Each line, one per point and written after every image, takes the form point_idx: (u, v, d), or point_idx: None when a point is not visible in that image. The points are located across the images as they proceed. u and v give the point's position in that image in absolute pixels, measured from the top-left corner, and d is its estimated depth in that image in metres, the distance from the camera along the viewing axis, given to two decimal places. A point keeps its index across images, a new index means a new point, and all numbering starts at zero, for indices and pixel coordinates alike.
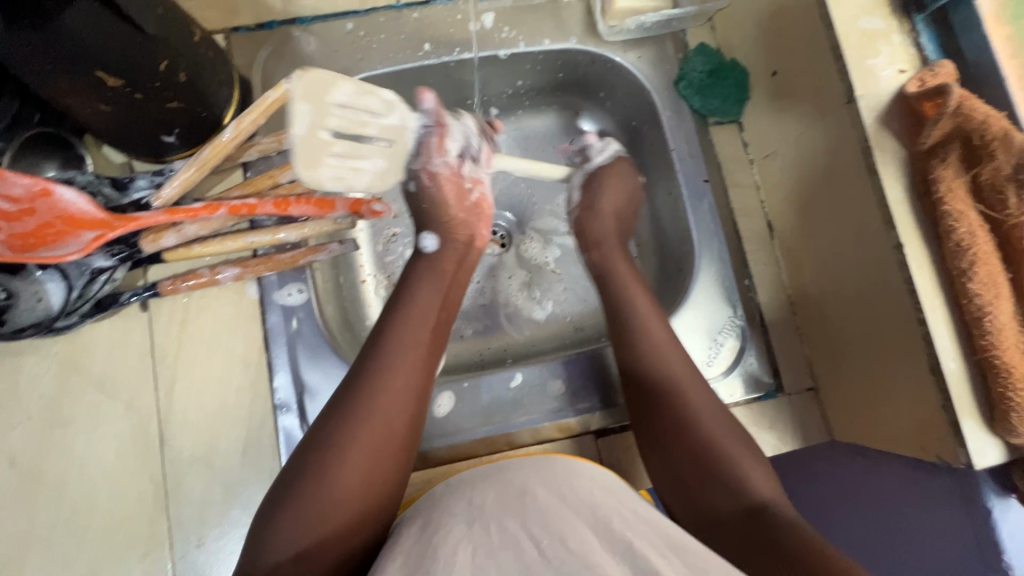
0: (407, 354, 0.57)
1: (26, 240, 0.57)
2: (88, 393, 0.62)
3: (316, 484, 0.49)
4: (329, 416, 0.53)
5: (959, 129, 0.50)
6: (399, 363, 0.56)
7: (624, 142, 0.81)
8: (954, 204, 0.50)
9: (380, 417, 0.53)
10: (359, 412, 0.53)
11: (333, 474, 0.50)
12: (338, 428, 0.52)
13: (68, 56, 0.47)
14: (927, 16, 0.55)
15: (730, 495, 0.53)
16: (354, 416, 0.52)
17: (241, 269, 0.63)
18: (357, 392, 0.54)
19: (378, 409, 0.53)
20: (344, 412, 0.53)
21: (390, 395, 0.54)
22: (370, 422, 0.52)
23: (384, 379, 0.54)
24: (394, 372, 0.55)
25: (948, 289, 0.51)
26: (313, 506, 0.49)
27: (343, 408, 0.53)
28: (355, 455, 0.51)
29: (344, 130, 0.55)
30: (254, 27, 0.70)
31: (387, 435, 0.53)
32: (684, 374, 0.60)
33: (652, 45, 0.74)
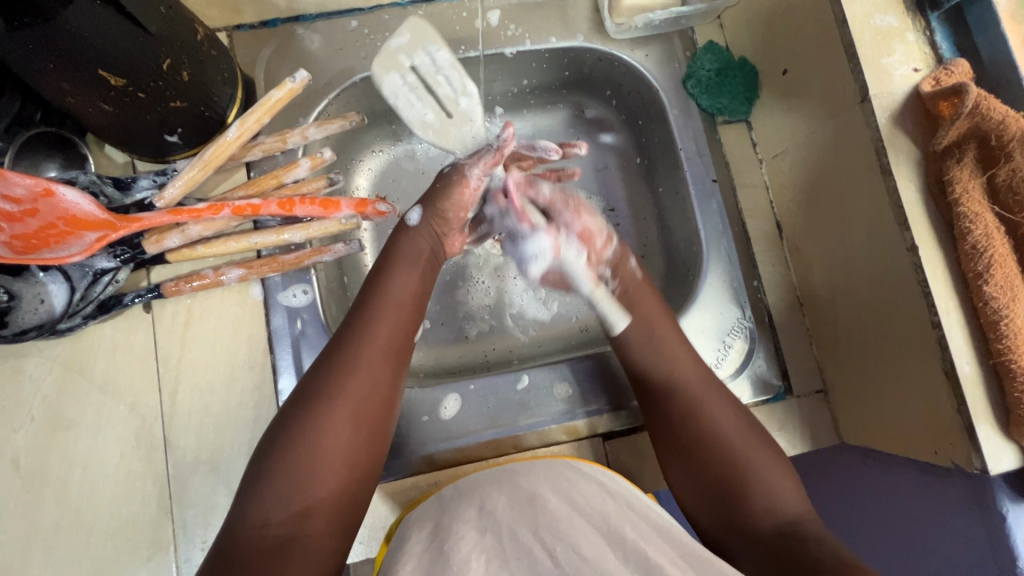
0: (390, 310, 0.57)
1: (27, 242, 0.56)
2: (91, 395, 0.61)
3: (302, 442, 0.49)
4: (313, 374, 0.53)
5: (975, 129, 0.49)
6: (380, 319, 0.56)
7: (631, 141, 0.80)
8: (969, 206, 0.49)
9: (358, 369, 0.52)
10: (346, 369, 0.52)
11: (320, 429, 0.49)
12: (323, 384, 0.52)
13: (70, 55, 0.46)
14: (942, 15, 0.54)
15: (751, 505, 0.52)
16: (338, 372, 0.52)
17: (246, 270, 0.63)
18: (341, 349, 0.53)
19: (363, 365, 0.53)
20: (329, 369, 0.52)
21: (373, 352, 0.54)
22: (353, 376, 0.52)
23: (368, 335, 0.54)
24: (377, 327, 0.55)
25: (964, 292, 0.50)
26: (301, 467, 0.48)
27: (327, 365, 0.53)
28: (339, 410, 0.50)
29: (418, 77, 0.62)
30: (257, 24, 0.69)
31: (372, 391, 0.53)
32: (678, 369, 0.59)
33: (660, 43, 0.73)
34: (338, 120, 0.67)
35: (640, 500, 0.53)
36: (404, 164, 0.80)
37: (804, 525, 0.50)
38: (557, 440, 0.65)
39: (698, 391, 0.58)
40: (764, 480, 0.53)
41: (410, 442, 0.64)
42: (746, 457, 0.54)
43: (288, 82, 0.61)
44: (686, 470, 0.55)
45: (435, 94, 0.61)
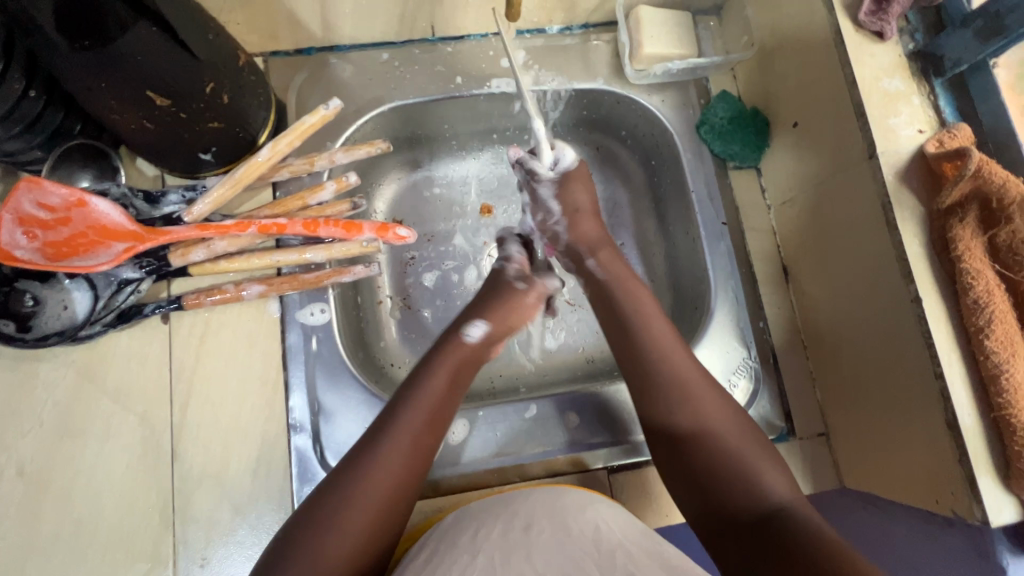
0: (408, 434, 0.54)
1: (58, 249, 0.58)
2: (102, 403, 0.62)
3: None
4: (316, 504, 0.50)
5: (977, 191, 0.51)
6: (392, 456, 0.53)
7: (643, 181, 0.83)
8: (971, 262, 0.51)
9: (390, 457, 0.53)
10: (375, 459, 0.52)
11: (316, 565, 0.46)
12: (332, 522, 0.48)
13: (121, 75, 0.48)
14: (945, 81, 0.58)
15: (740, 504, 0.51)
16: (344, 507, 0.49)
17: (266, 287, 0.64)
18: (351, 480, 0.51)
19: (393, 454, 0.53)
20: (334, 498, 0.50)
21: (383, 484, 0.51)
22: (353, 512, 0.49)
23: (396, 439, 0.54)
24: (392, 460, 0.52)
25: (965, 346, 0.52)
26: (311, 567, 0.46)
27: (332, 494, 0.50)
28: (338, 549, 0.47)
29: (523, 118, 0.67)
30: (292, 52, 0.72)
31: (376, 517, 0.50)
32: (640, 300, 0.65)
33: (676, 89, 0.76)
34: (365, 146, 0.68)
35: (637, 531, 0.53)
36: (422, 191, 0.82)
37: (799, 519, 0.48)
38: (562, 470, 0.66)
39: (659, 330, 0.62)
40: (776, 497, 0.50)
41: None
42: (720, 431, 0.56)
43: (322, 109, 0.62)
44: (676, 481, 0.56)
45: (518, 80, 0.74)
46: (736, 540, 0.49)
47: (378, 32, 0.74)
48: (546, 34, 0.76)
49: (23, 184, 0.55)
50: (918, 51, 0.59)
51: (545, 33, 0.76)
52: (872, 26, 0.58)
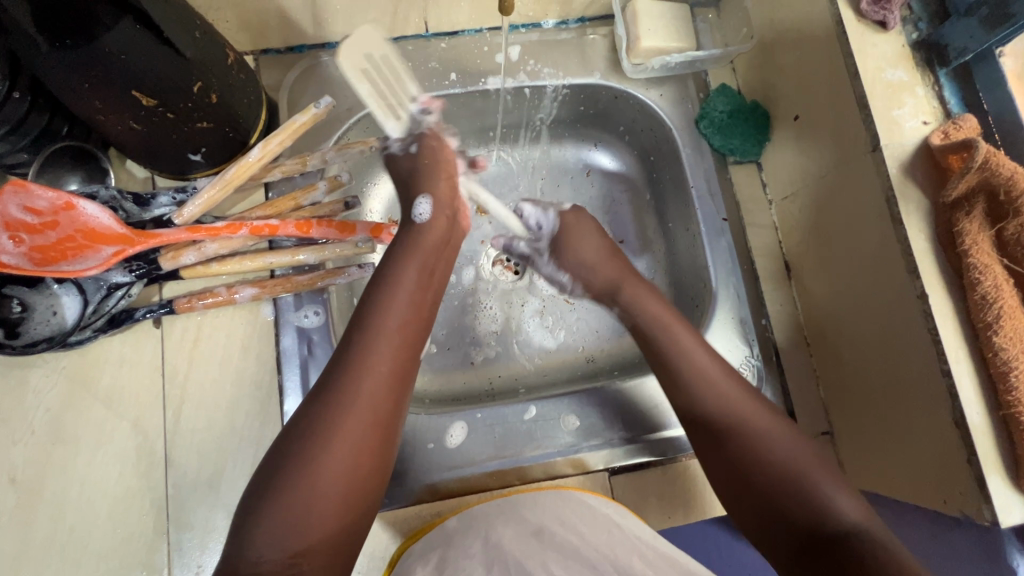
0: (385, 360, 0.52)
1: (46, 253, 0.57)
2: (94, 409, 0.61)
3: (296, 508, 0.45)
4: (296, 429, 0.49)
5: (984, 183, 0.50)
6: (369, 377, 0.50)
7: (642, 178, 0.82)
8: (979, 257, 0.50)
9: (361, 390, 0.50)
10: (344, 391, 0.49)
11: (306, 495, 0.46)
12: (316, 455, 0.47)
13: (106, 75, 0.47)
14: (950, 71, 0.56)
15: (783, 496, 0.50)
16: (327, 437, 0.48)
17: (258, 290, 0.63)
18: (327, 408, 0.49)
19: (364, 387, 0.50)
20: (316, 430, 0.48)
21: (364, 409, 0.49)
22: (339, 443, 0.48)
23: (366, 370, 0.51)
24: (372, 380, 0.51)
25: (973, 343, 0.51)
26: (297, 507, 0.46)
27: (313, 423, 0.48)
28: (327, 481, 0.47)
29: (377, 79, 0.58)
30: (283, 50, 0.71)
31: (364, 445, 0.49)
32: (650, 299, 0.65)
33: (674, 84, 0.75)
34: (359, 144, 0.67)
35: (640, 526, 0.55)
36: None
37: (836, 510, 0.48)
38: (562, 473, 0.65)
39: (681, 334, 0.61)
40: (828, 493, 0.49)
41: (413, 470, 0.63)
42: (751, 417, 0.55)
43: (312, 107, 0.61)
44: (716, 466, 0.55)
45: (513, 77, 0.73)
46: (792, 538, 0.49)
47: (370, 28, 0.73)
48: (541, 29, 0.75)
49: (7, 188, 0.53)
50: (921, 41, 0.57)
51: (541, 27, 0.75)
52: (875, 16, 0.57)
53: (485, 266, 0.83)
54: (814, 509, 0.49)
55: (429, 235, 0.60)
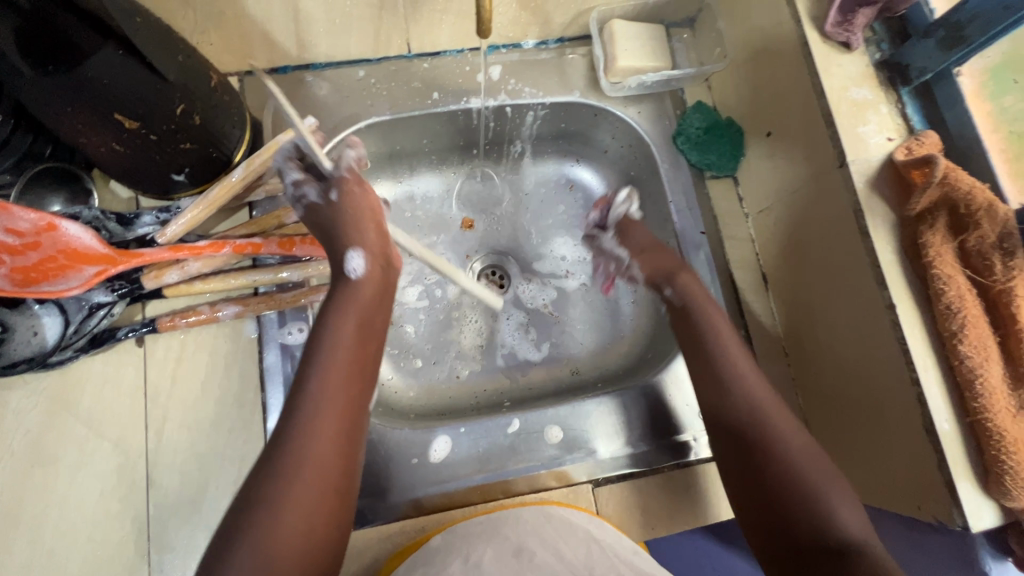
0: (334, 412, 0.49)
1: (26, 275, 0.57)
2: (75, 429, 0.60)
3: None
4: (243, 505, 0.45)
5: (945, 197, 0.52)
6: (320, 435, 0.48)
7: (623, 193, 0.84)
8: (942, 267, 0.52)
9: (311, 447, 0.47)
10: (294, 448, 0.47)
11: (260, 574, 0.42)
12: (265, 527, 0.43)
13: (89, 100, 0.48)
14: (912, 89, 0.59)
15: (790, 507, 0.50)
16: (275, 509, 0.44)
17: (242, 307, 0.63)
18: (275, 477, 0.45)
19: (313, 445, 0.47)
20: (264, 500, 0.45)
21: (315, 471, 0.46)
22: (291, 510, 0.45)
23: (314, 426, 0.48)
24: (321, 439, 0.48)
25: (940, 351, 0.52)
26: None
27: (261, 493, 0.45)
28: (279, 554, 0.43)
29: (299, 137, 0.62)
30: (268, 70, 0.72)
31: (320, 505, 0.46)
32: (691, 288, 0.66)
33: (652, 101, 0.77)
34: None
35: (622, 544, 0.55)
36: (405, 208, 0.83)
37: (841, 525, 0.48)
38: (546, 487, 0.65)
39: (717, 321, 0.63)
40: (832, 508, 0.49)
41: (397, 486, 0.63)
42: (772, 420, 0.55)
43: (295, 127, 0.62)
44: (738, 478, 0.54)
45: (496, 95, 0.75)
46: (798, 554, 0.48)
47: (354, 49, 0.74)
48: (521, 49, 0.77)
49: None
50: (884, 60, 0.59)
51: (521, 48, 0.77)
52: (839, 37, 0.59)
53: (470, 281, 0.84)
54: (817, 522, 0.49)
55: (363, 291, 0.56)
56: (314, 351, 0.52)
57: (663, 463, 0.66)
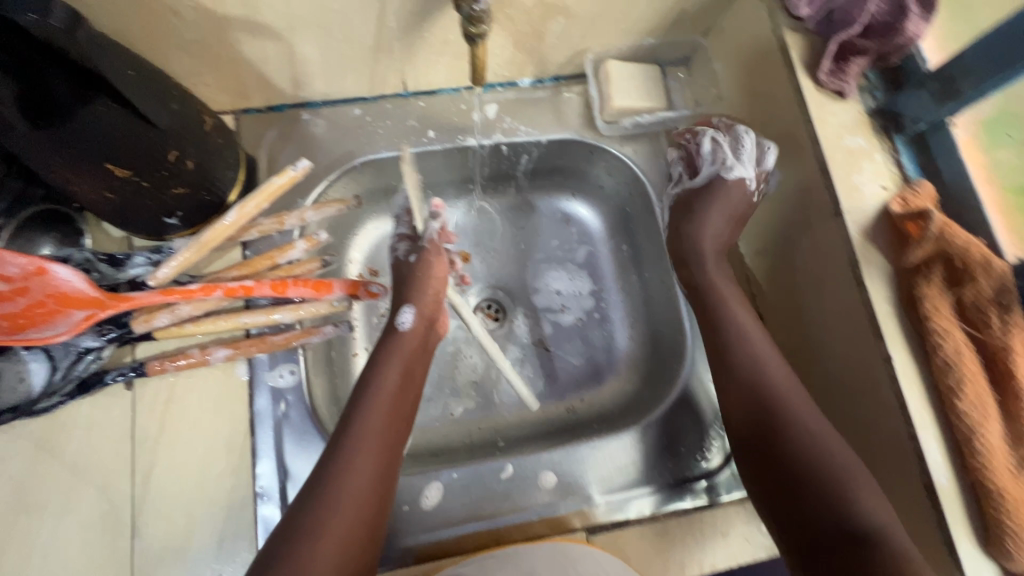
0: (382, 429, 0.56)
1: (14, 321, 0.56)
2: (60, 476, 0.59)
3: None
4: (287, 532, 0.49)
5: (941, 250, 0.52)
6: (360, 464, 0.53)
7: (618, 228, 0.84)
8: (940, 321, 0.51)
9: (363, 454, 0.54)
10: (348, 455, 0.53)
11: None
12: (317, 521, 0.49)
13: (81, 151, 0.48)
14: (906, 137, 0.59)
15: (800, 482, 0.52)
16: (318, 530, 0.49)
17: (233, 350, 0.62)
18: (319, 504, 0.50)
19: (366, 452, 0.54)
20: (308, 526, 0.49)
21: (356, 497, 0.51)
22: (335, 521, 0.50)
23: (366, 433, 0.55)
24: (360, 470, 0.53)
25: (937, 405, 0.51)
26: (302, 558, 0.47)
27: (305, 519, 0.49)
28: (322, 564, 0.47)
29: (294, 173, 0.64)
30: (264, 108, 0.72)
31: (363, 509, 0.52)
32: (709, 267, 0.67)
33: (647, 140, 0.77)
34: (336, 204, 0.68)
35: None
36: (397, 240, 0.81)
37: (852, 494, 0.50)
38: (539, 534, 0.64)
39: (732, 307, 0.63)
40: (843, 484, 0.51)
41: (388, 533, 0.62)
42: (784, 398, 0.56)
43: (288, 170, 0.62)
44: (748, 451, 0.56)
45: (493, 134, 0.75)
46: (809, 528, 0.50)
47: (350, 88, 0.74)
48: (517, 87, 0.77)
49: None
50: (878, 108, 0.60)
51: (517, 86, 0.77)
52: (831, 86, 0.59)
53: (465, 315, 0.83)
54: (830, 502, 0.50)
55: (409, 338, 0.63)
56: (358, 393, 0.58)
57: (690, 471, 0.66)
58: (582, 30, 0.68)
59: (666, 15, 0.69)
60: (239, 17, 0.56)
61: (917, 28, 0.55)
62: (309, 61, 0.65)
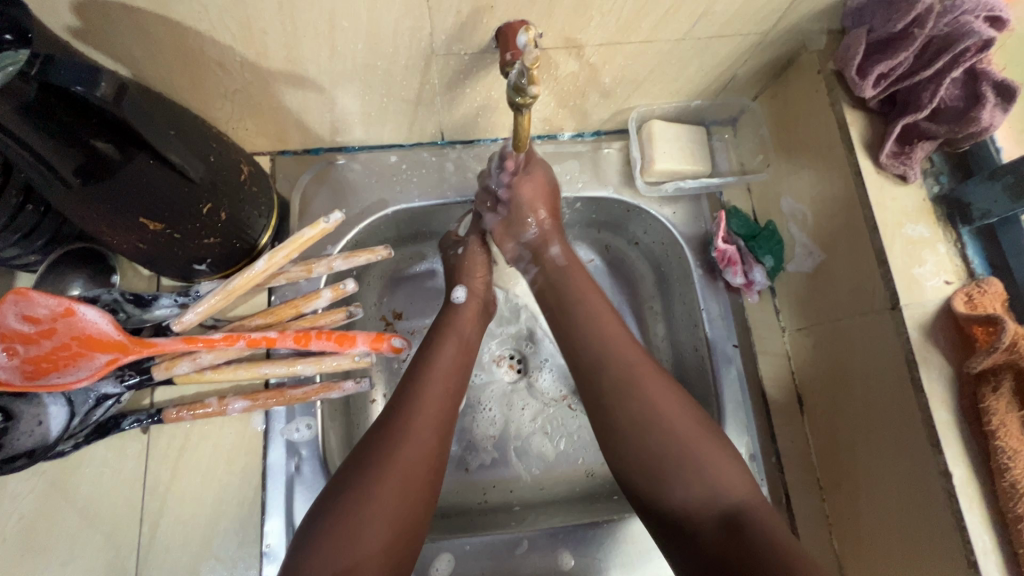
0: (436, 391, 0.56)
1: (38, 364, 0.56)
2: (69, 520, 0.58)
3: (346, 536, 0.46)
4: (355, 463, 0.50)
5: (1011, 362, 0.48)
6: (427, 408, 0.54)
7: (652, 287, 0.78)
8: (1008, 440, 0.47)
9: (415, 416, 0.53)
10: (402, 421, 0.53)
11: (355, 525, 0.46)
12: (366, 480, 0.49)
13: (116, 207, 0.48)
14: (973, 229, 0.55)
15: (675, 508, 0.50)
16: (382, 465, 0.50)
17: (250, 402, 0.61)
18: (387, 440, 0.51)
19: (420, 414, 0.54)
20: (374, 457, 0.50)
21: (419, 445, 0.52)
22: (387, 480, 0.49)
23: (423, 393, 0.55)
24: (421, 416, 0.54)
25: (1000, 532, 0.47)
26: (345, 517, 0.47)
27: (373, 452, 0.51)
28: (372, 517, 0.47)
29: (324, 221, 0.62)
30: (300, 151, 0.72)
31: (415, 469, 0.51)
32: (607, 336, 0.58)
33: (688, 201, 0.74)
34: (365, 252, 0.66)
35: None
36: (423, 283, 0.81)
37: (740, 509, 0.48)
38: None
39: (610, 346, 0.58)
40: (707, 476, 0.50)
41: None
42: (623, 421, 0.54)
43: (321, 222, 0.60)
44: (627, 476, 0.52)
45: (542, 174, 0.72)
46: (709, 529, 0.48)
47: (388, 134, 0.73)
48: (557, 140, 0.74)
49: (9, 297, 0.53)
50: (943, 195, 0.57)
51: (557, 139, 0.74)
52: (895, 169, 0.56)
53: (486, 365, 0.80)
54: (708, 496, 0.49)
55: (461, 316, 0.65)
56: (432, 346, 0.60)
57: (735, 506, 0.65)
58: (629, 91, 0.66)
59: (717, 79, 0.66)
60: (283, 71, 0.55)
61: (993, 117, 0.52)
62: (349, 111, 0.64)
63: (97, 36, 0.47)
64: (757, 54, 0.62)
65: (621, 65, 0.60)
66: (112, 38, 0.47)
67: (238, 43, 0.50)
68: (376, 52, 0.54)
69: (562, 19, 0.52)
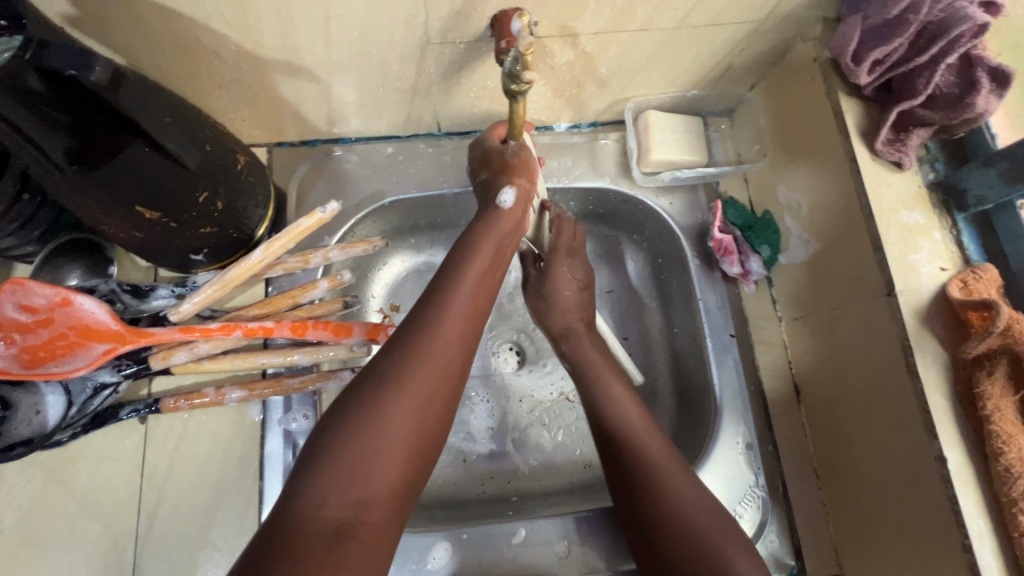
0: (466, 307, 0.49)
1: (35, 354, 0.56)
2: (67, 509, 0.58)
3: (363, 464, 0.41)
4: (377, 380, 0.44)
5: (1005, 346, 0.48)
6: (450, 340, 0.47)
7: (650, 278, 0.78)
8: (1002, 424, 0.47)
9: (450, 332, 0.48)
10: (430, 336, 0.47)
11: (358, 479, 0.41)
12: (385, 401, 0.43)
13: (113, 195, 0.48)
14: (968, 216, 0.55)
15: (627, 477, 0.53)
16: (397, 398, 0.44)
17: (247, 392, 0.61)
18: (413, 352, 0.46)
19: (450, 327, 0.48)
20: (385, 393, 0.44)
21: (436, 381, 0.45)
22: (412, 400, 0.44)
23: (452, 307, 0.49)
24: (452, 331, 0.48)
25: (996, 516, 0.48)
26: (360, 444, 0.42)
27: (387, 386, 0.44)
28: (392, 441, 0.43)
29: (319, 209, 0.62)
30: (297, 143, 0.72)
31: (441, 391, 0.46)
32: None
33: (684, 192, 0.74)
34: (362, 243, 0.66)
35: None
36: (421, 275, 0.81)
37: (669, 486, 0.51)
38: None
39: None
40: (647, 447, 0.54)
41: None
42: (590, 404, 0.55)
43: (318, 212, 0.60)
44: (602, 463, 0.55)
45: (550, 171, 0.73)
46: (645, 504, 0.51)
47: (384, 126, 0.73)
48: (553, 131, 0.74)
49: (7, 286, 0.54)
50: (938, 182, 0.57)
51: (553, 129, 0.74)
52: (890, 156, 0.57)
53: (483, 356, 0.80)
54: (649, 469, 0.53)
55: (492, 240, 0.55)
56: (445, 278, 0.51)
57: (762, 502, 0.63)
58: (625, 80, 0.66)
59: (713, 69, 0.66)
60: (279, 60, 0.55)
61: (987, 104, 0.52)
62: (346, 101, 0.64)
63: (93, 24, 0.47)
64: (752, 43, 0.62)
65: (617, 54, 0.60)
66: (108, 27, 0.47)
67: (233, 32, 0.50)
68: (371, 41, 0.54)
69: (557, 7, 0.52)
